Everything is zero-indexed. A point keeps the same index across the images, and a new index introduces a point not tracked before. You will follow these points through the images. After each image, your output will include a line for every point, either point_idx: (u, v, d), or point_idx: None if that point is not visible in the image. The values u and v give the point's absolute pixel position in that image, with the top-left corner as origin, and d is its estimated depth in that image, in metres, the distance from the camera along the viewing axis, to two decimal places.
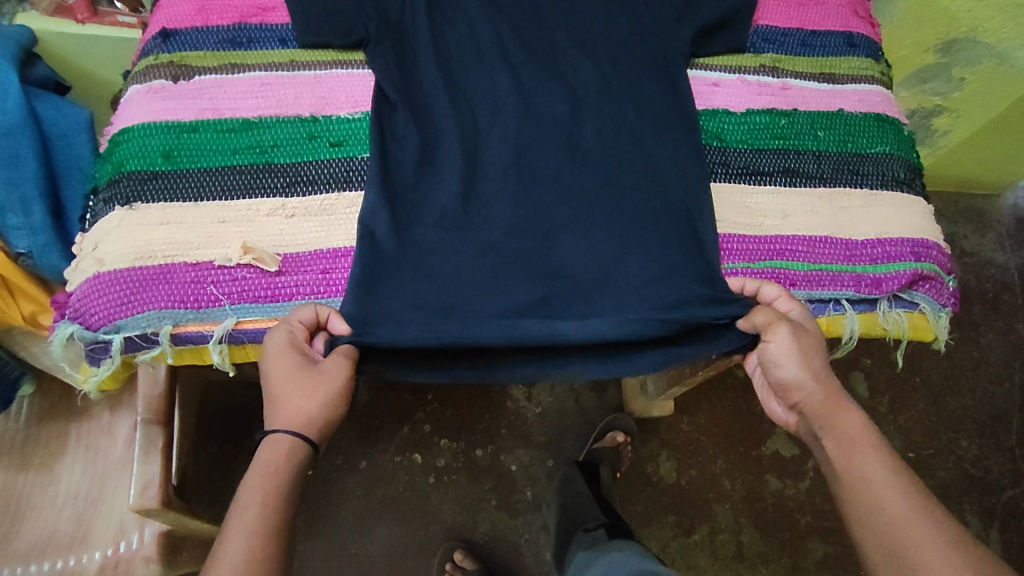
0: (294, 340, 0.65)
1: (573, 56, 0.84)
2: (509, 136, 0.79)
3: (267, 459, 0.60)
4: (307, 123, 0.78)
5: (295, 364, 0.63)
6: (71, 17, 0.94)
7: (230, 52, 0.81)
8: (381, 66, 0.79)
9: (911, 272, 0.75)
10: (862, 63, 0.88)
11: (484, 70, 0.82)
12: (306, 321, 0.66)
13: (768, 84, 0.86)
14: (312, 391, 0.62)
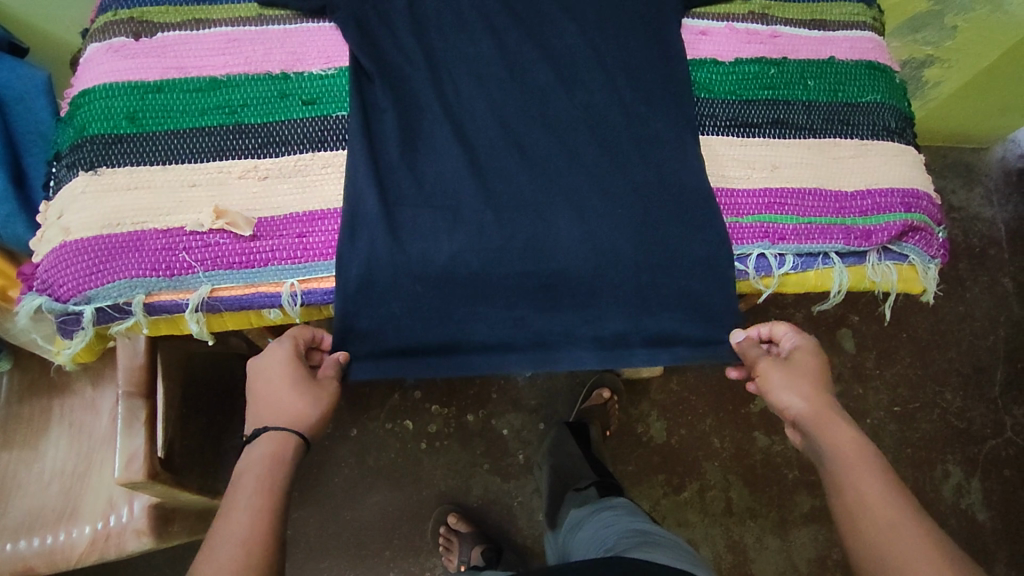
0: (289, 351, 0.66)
1: (557, 12, 0.81)
2: (493, 94, 0.77)
3: (254, 461, 0.59)
4: (278, 81, 0.74)
5: (288, 371, 0.65)
6: None
7: (193, 7, 0.77)
8: (357, 25, 0.76)
9: (900, 223, 0.73)
10: (853, 8, 0.86)
11: (465, 27, 0.79)
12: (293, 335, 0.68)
13: (758, 32, 0.83)
14: (302, 402, 0.63)
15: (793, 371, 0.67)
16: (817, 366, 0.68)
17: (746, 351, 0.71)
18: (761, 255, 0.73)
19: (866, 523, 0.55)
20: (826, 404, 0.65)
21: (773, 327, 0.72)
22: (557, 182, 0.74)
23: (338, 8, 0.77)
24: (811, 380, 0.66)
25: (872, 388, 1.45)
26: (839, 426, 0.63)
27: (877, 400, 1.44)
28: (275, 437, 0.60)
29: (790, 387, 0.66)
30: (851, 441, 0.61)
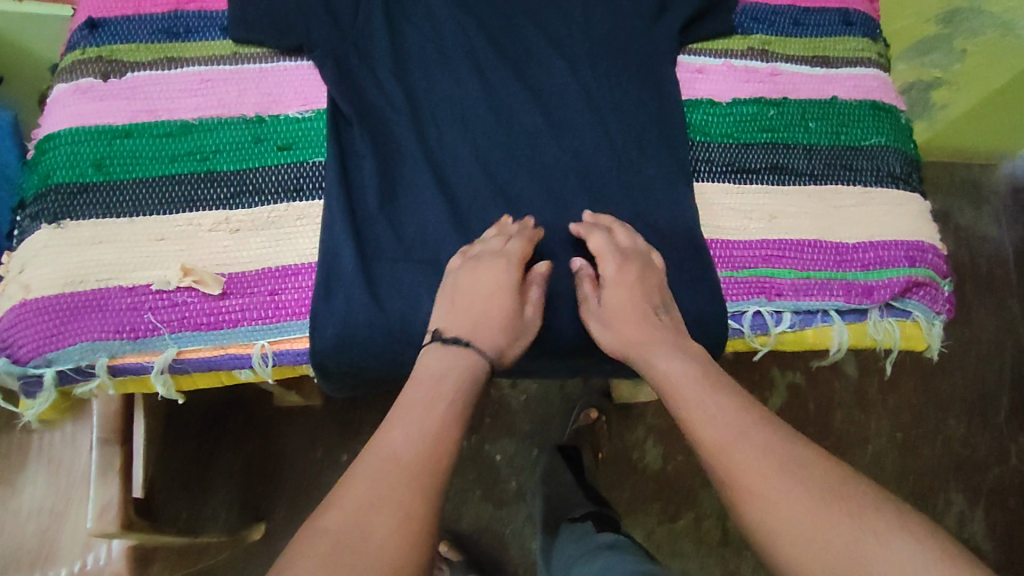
0: (518, 258, 0.65)
1: (545, 48, 0.77)
2: (478, 139, 0.74)
3: (440, 370, 0.58)
4: (252, 125, 0.71)
5: (494, 282, 0.64)
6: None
7: (165, 44, 0.74)
8: (336, 65, 0.73)
9: (904, 279, 0.70)
10: (858, 43, 0.82)
11: (449, 65, 0.76)
12: (521, 244, 0.66)
13: (757, 70, 0.80)
14: (507, 330, 0.63)
15: (610, 302, 0.65)
16: (633, 280, 0.65)
17: (580, 283, 0.68)
18: (756, 313, 0.70)
19: (724, 462, 0.53)
20: (637, 328, 0.63)
21: (589, 244, 0.67)
22: (544, 232, 0.71)
23: (317, 48, 0.74)
24: (621, 310, 0.64)
25: (873, 415, 1.42)
26: (648, 360, 0.61)
27: (879, 427, 1.41)
28: (453, 349, 0.60)
29: (602, 308, 0.66)
30: (680, 379, 0.59)
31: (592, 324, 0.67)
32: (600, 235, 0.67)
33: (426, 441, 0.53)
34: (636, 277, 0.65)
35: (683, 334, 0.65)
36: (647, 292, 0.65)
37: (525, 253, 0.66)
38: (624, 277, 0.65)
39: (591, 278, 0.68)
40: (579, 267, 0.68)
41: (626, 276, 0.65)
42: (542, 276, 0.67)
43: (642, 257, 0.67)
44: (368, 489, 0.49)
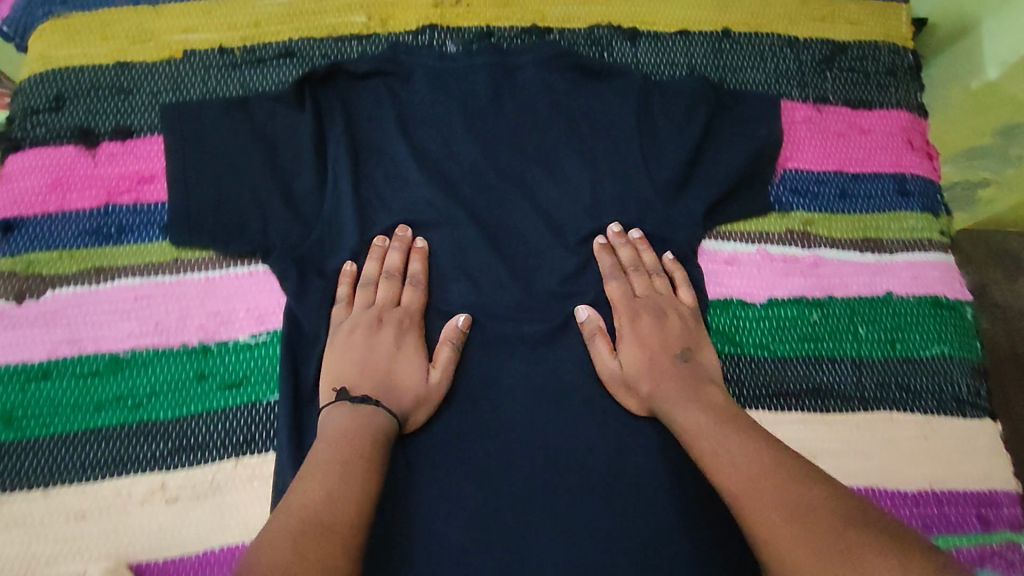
0: (418, 314, 0.62)
1: (545, 239, 0.66)
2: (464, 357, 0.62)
3: (348, 428, 0.53)
4: (195, 357, 0.60)
5: (394, 341, 0.60)
6: None
7: (92, 250, 0.62)
8: (298, 273, 0.62)
9: (974, 550, 0.59)
10: (917, 221, 0.69)
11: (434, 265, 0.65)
12: (417, 296, 0.62)
13: (797, 259, 0.67)
14: (418, 397, 0.57)
15: (640, 324, 0.61)
16: (653, 331, 0.61)
17: (590, 338, 0.62)
18: None
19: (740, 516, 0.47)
20: (664, 385, 0.58)
21: (608, 294, 0.64)
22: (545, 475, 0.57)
23: (278, 253, 0.62)
24: (654, 336, 0.61)
25: None
26: (679, 399, 0.57)
27: None
28: (365, 405, 0.54)
29: (628, 370, 0.59)
30: (697, 428, 0.54)
31: (618, 392, 0.60)
32: (609, 259, 0.65)
33: (345, 500, 0.48)
34: (655, 325, 0.62)
35: (708, 377, 0.59)
36: (670, 339, 0.61)
37: (423, 306, 0.63)
38: (642, 329, 0.61)
39: (601, 333, 0.62)
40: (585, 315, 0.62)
41: (667, 303, 0.63)
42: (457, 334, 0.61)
43: (663, 300, 0.63)
44: (286, 552, 0.43)
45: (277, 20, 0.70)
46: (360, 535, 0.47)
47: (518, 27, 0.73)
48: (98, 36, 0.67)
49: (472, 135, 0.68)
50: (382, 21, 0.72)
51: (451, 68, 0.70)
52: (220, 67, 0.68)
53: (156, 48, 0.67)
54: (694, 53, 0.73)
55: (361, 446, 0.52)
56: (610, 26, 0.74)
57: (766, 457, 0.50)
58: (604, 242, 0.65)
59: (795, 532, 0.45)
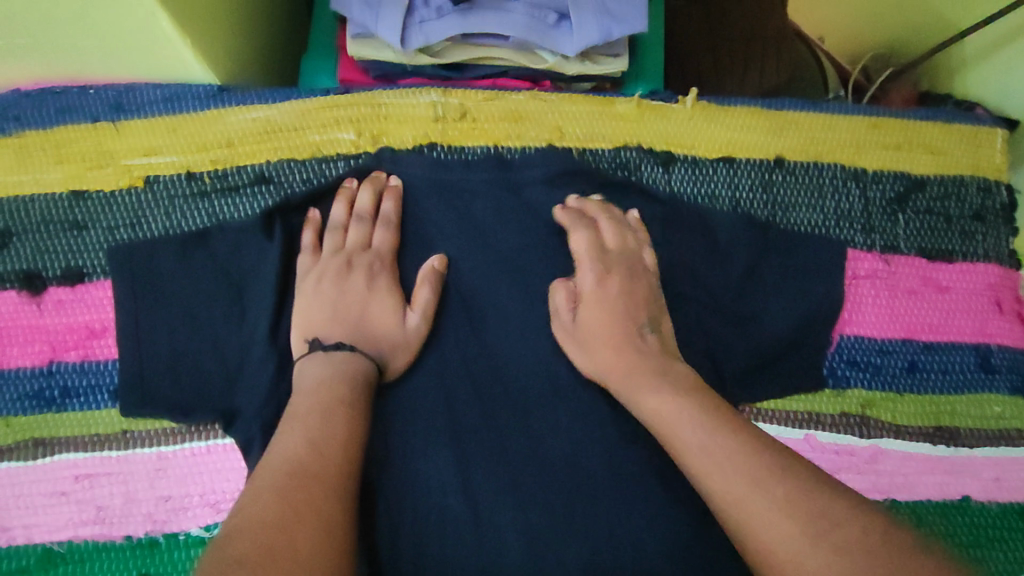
0: (390, 256, 0.58)
1: (560, 405, 0.55)
2: (450, 552, 0.50)
3: (326, 375, 0.50)
4: (139, 552, 0.52)
5: (366, 282, 0.56)
6: None
7: (30, 416, 0.54)
8: (263, 443, 0.52)
9: None
10: (1001, 406, 0.58)
11: (417, 431, 0.53)
12: (390, 237, 0.58)
13: (853, 451, 0.56)
14: (397, 340, 0.54)
15: (608, 283, 0.55)
16: (619, 291, 0.55)
17: (554, 304, 0.56)
18: None
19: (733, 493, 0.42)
20: (627, 358, 0.52)
21: (572, 245, 0.57)
22: None
23: (236, 424, 0.53)
24: (621, 301, 0.55)
25: None
26: (645, 378, 0.51)
27: None
28: (340, 354, 0.51)
29: (585, 333, 0.54)
30: (665, 413, 0.48)
31: (573, 351, 0.54)
32: (576, 210, 0.58)
33: (333, 445, 0.45)
34: (623, 285, 0.55)
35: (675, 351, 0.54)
36: (636, 303, 0.55)
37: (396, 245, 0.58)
38: (608, 287, 0.55)
39: (567, 291, 0.56)
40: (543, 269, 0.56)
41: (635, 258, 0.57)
42: (434, 274, 0.57)
43: (632, 257, 0.57)
44: (272, 508, 0.40)
45: (252, 139, 0.60)
46: (347, 488, 0.43)
47: (531, 147, 0.61)
48: (52, 159, 0.60)
49: (470, 267, 0.58)
50: (373, 138, 0.61)
51: (449, 179, 0.60)
52: (186, 197, 0.59)
53: (115, 174, 0.59)
54: (739, 184, 0.61)
55: (341, 386, 0.49)
56: (640, 146, 0.62)
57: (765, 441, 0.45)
58: (565, 212, 0.58)
59: (824, 525, 0.39)
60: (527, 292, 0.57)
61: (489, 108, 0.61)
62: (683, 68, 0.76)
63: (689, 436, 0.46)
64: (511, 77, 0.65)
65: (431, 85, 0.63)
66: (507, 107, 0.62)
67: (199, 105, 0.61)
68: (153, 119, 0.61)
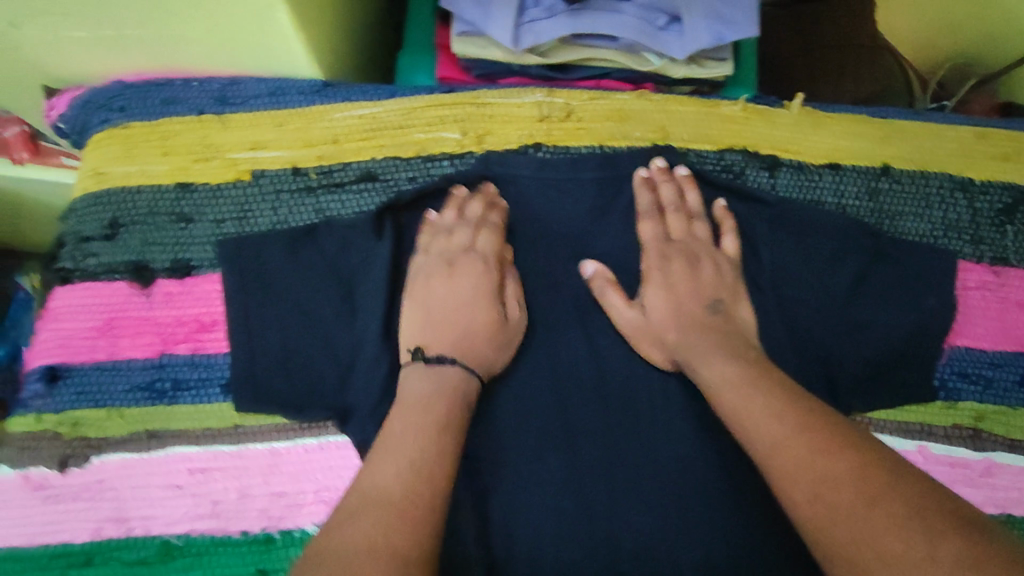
0: (494, 256, 0.56)
1: (668, 410, 0.56)
2: (563, 554, 0.52)
3: (428, 391, 0.48)
4: (254, 547, 0.52)
5: (470, 280, 0.55)
6: (6, 155, 0.75)
7: (144, 409, 0.55)
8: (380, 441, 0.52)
9: None
10: None
11: (531, 431, 0.55)
12: (492, 241, 0.57)
13: (966, 464, 0.56)
14: (495, 331, 0.54)
15: (673, 268, 0.55)
16: (685, 278, 0.55)
17: (601, 294, 0.56)
18: None
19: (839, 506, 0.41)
20: (695, 341, 0.53)
21: (639, 234, 0.57)
22: None
23: (351, 422, 0.54)
24: (688, 285, 0.55)
25: None
26: (712, 357, 0.51)
27: None
28: (441, 366, 0.50)
29: (651, 320, 0.54)
30: (729, 384, 0.49)
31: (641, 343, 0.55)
32: (646, 196, 0.58)
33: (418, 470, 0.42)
34: (688, 269, 0.55)
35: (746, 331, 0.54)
36: (703, 289, 0.54)
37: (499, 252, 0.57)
38: (672, 272, 0.55)
39: (613, 285, 0.56)
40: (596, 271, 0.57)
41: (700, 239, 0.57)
42: (606, 281, 0.56)
43: (696, 243, 0.56)
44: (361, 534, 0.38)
45: (358, 136, 0.60)
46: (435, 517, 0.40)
47: (637, 147, 0.61)
48: (157, 150, 0.60)
49: (576, 269, 0.58)
50: (478, 137, 0.61)
51: (555, 178, 0.59)
52: (292, 191, 0.59)
53: (221, 167, 0.59)
54: (846, 192, 0.61)
55: (436, 401, 0.47)
56: (745, 149, 0.61)
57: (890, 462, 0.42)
58: (644, 176, 0.59)
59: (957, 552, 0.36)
60: (634, 290, 0.57)
61: (593, 108, 0.61)
62: (779, 76, 0.77)
63: (776, 426, 0.45)
64: (613, 79, 0.64)
65: (535, 85, 0.62)
66: (611, 106, 0.61)
67: (304, 100, 0.61)
68: (257, 113, 0.60)
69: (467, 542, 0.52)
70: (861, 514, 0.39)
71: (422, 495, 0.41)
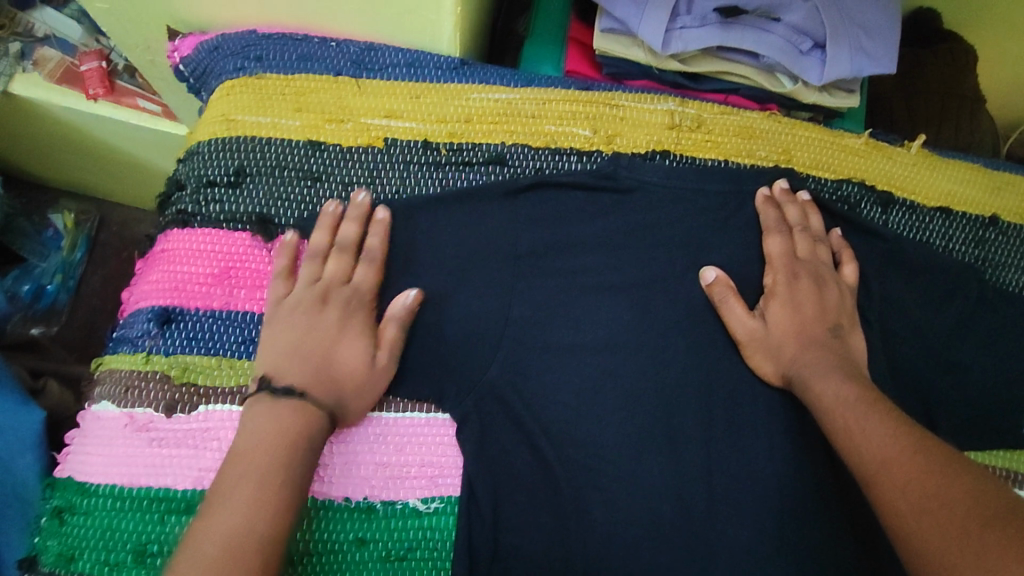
0: (369, 293, 0.55)
1: (778, 427, 0.55)
2: (652, 557, 0.51)
3: (259, 434, 0.46)
4: (358, 517, 0.51)
5: (340, 321, 0.53)
6: (82, 91, 0.86)
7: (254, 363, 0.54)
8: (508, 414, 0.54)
9: None
10: None
11: (635, 430, 0.54)
12: (371, 274, 0.55)
13: None
14: (344, 362, 0.51)
15: (796, 287, 0.57)
16: (807, 297, 0.56)
17: (721, 301, 0.56)
18: None
19: (926, 529, 0.41)
20: (811, 357, 0.54)
21: (764, 247, 0.59)
22: None
23: (463, 396, 0.54)
24: (808, 306, 0.56)
25: None
26: (826, 375, 0.52)
27: None
28: (285, 401, 0.48)
29: (769, 331, 0.55)
30: (840, 405, 0.50)
31: (754, 353, 0.55)
32: (772, 212, 0.59)
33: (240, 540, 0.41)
34: (812, 288, 0.57)
35: (857, 357, 0.55)
36: (823, 310, 0.56)
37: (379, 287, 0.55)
38: (797, 290, 0.57)
39: (734, 294, 0.56)
40: (719, 278, 0.57)
41: (822, 264, 0.58)
42: (725, 286, 0.56)
43: (818, 266, 0.58)
44: None
45: (491, 118, 0.61)
46: None
47: (761, 165, 0.62)
48: (291, 106, 0.60)
49: (694, 276, 0.58)
50: (608, 137, 0.62)
51: (683, 185, 0.60)
52: (423, 164, 0.60)
53: (354, 131, 0.60)
54: (954, 236, 0.62)
55: (290, 466, 0.45)
56: (863, 182, 0.63)
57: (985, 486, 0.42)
58: (767, 195, 0.60)
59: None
60: (753, 303, 0.58)
61: (723, 122, 0.63)
62: (890, 114, 0.78)
63: (883, 446, 0.46)
64: (741, 96, 0.66)
65: (668, 92, 0.64)
66: (741, 122, 0.63)
67: (442, 75, 0.62)
68: (395, 82, 0.61)
69: (564, 531, 0.52)
70: (972, 536, 0.38)
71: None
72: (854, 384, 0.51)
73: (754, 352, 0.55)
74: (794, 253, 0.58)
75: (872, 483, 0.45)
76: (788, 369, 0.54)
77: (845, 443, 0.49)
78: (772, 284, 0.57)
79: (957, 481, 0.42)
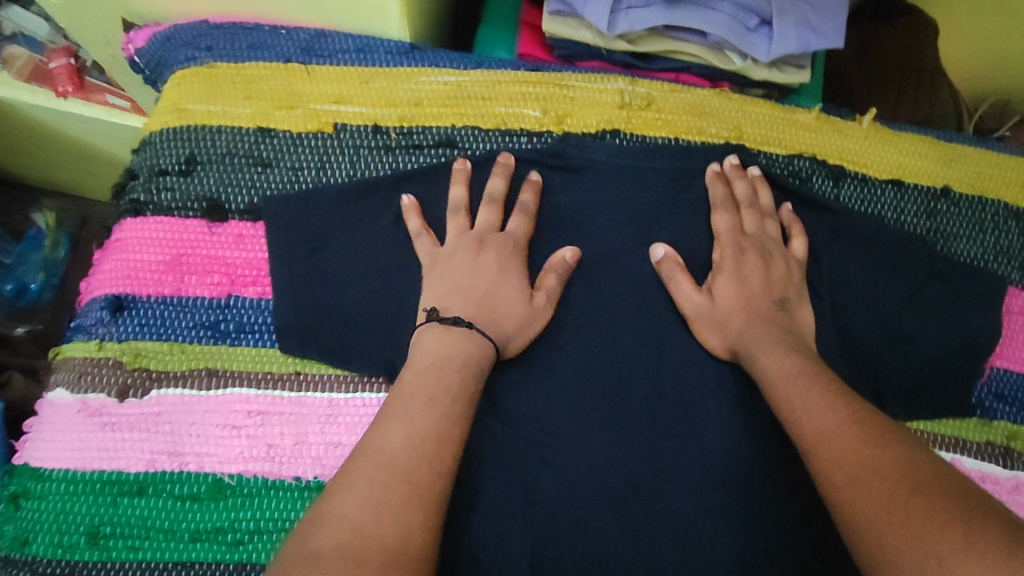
0: (524, 240, 0.57)
1: (725, 401, 0.55)
2: (598, 532, 0.51)
3: (437, 355, 0.48)
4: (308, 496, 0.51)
5: (497, 261, 0.55)
6: (52, 88, 0.86)
7: (206, 347, 0.55)
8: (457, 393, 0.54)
9: None
10: None
11: (583, 408, 0.54)
12: (524, 223, 0.58)
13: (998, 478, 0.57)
14: (524, 306, 0.54)
15: (744, 261, 0.57)
16: (755, 271, 0.57)
17: (669, 277, 0.57)
18: None
19: (857, 496, 0.41)
20: (756, 331, 0.54)
21: (713, 223, 0.59)
22: None
23: None
24: (756, 279, 0.56)
25: None
26: (770, 348, 0.53)
27: None
28: (455, 329, 0.50)
29: (716, 306, 0.56)
30: (783, 377, 0.50)
31: (701, 328, 0.56)
32: (721, 188, 0.59)
33: (395, 483, 0.40)
34: (759, 262, 0.57)
35: (804, 329, 0.56)
36: (770, 283, 0.56)
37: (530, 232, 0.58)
38: (744, 264, 0.57)
39: (682, 269, 0.57)
40: (668, 254, 0.57)
41: (770, 239, 0.59)
42: (674, 262, 0.57)
43: (766, 240, 0.58)
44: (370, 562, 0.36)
45: (440, 102, 0.62)
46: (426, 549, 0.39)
47: (711, 142, 0.62)
48: (241, 94, 0.60)
49: (643, 253, 0.58)
50: (558, 117, 0.62)
51: (633, 163, 0.60)
52: (372, 148, 0.60)
53: (303, 117, 0.60)
54: (905, 209, 0.63)
55: (448, 415, 0.45)
56: (814, 157, 0.63)
57: (917, 454, 0.42)
58: (717, 171, 0.60)
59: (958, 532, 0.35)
60: (701, 279, 0.58)
61: (673, 100, 0.63)
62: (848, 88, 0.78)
63: (821, 416, 0.46)
64: (692, 74, 0.66)
65: (617, 72, 0.65)
66: (691, 100, 0.64)
67: (391, 60, 0.62)
68: (344, 68, 0.62)
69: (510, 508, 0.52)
70: (898, 502, 0.39)
71: (398, 537, 0.38)
72: (797, 357, 0.51)
73: (703, 326, 0.56)
74: (743, 228, 0.59)
75: (810, 454, 0.45)
76: (734, 343, 0.55)
77: (786, 414, 0.49)
78: (721, 259, 0.57)
79: (889, 450, 0.43)
